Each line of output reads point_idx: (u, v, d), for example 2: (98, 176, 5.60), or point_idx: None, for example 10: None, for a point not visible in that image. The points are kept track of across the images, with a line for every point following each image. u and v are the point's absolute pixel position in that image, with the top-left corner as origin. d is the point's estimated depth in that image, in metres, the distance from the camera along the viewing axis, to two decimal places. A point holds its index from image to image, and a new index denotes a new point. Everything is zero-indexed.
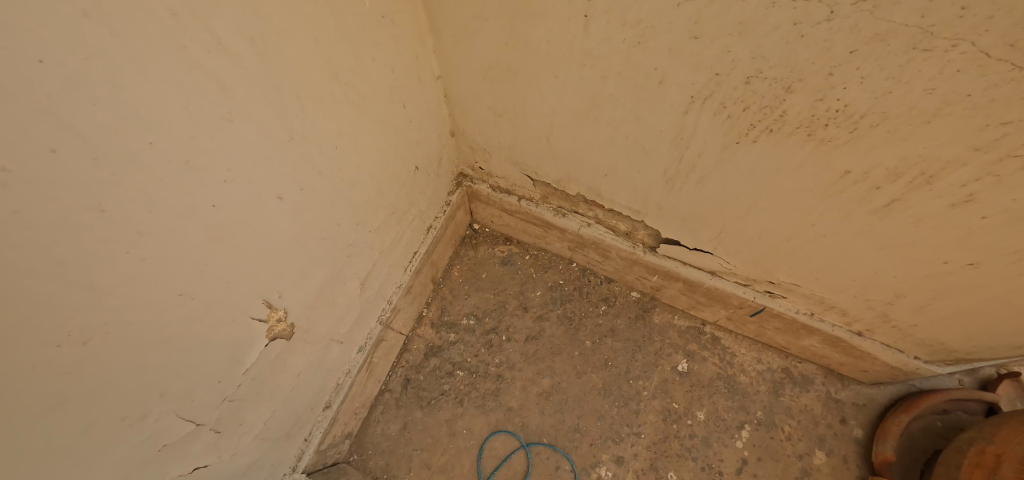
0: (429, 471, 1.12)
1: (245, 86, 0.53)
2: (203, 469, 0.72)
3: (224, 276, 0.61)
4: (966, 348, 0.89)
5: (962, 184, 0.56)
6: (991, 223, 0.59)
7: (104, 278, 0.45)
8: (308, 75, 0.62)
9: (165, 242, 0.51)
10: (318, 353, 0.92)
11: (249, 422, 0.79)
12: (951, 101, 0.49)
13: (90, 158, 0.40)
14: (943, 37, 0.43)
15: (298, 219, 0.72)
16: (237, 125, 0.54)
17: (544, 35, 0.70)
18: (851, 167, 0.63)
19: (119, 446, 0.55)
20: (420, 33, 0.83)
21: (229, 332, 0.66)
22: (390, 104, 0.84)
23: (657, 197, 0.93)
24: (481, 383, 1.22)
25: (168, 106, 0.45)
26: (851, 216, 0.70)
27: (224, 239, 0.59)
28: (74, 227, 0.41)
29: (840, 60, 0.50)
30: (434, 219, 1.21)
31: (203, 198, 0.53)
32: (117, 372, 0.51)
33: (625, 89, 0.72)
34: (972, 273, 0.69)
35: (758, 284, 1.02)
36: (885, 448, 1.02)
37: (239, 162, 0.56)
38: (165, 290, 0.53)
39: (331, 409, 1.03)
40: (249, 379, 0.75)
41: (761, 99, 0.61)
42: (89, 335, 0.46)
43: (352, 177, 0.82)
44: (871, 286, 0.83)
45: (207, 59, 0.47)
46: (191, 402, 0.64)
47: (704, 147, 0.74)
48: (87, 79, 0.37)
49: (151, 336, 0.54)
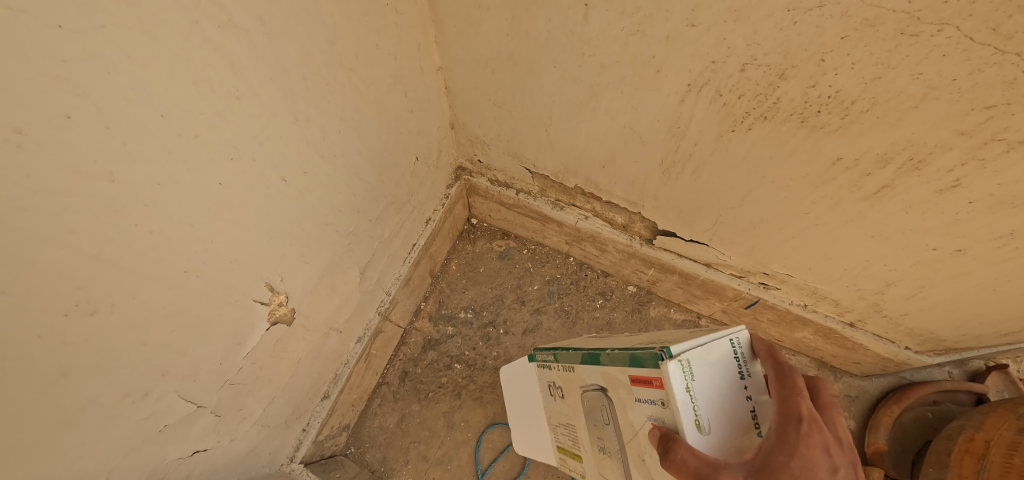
0: (426, 463, 1.12)
1: (253, 65, 0.54)
2: (202, 453, 0.71)
3: (228, 256, 0.62)
4: (954, 336, 0.91)
5: (948, 169, 0.58)
6: (977, 208, 0.61)
7: (110, 248, 0.46)
8: (314, 58, 0.63)
9: (172, 218, 0.51)
10: (318, 340, 0.92)
11: (248, 406, 0.79)
12: (938, 86, 0.50)
13: (102, 126, 0.41)
14: (929, 22, 0.46)
15: (300, 203, 0.72)
16: (244, 104, 0.55)
17: (545, 24, 0.72)
18: (841, 154, 0.64)
19: (121, 423, 0.54)
20: (422, 22, 0.85)
21: (231, 313, 0.66)
22: (393, 92, 0.86)
23: (653, 188, 0.95)
24: (479, 376, 1.22)
25: (179, 80, 0.46)
26: (843, 204, 0.72)
27: (229, 217, 0.59)
28: (84, 195, 0.42)
29: (831, 46, 0.53)
30: (433, 211, 1.22)
31: (209, 174, 0.54)
32: (122, 346, 0.51)
33: (623, 78, 0.74)
34: (959, 260, 0.71)
35: (753, 275, 1.04)
36: (878, 439, 1.04)
37: (244, 141, 0.57)
38: (169, 266, 0.53)
39: (329, 399, 1.03)
40: (250, 364, 0.75)
41: (756, 87, 0.63)
42: (96, 305, 0.47)
43: (354, 163, 0.83)
44: (862, 275, 0.85)
45: (218, 35, 0.48)
46: (193, 383, 0.64)
47: (701, 136, 0.76)
48: (102, 48, 0.38)
49: (156, 312, 0.54)
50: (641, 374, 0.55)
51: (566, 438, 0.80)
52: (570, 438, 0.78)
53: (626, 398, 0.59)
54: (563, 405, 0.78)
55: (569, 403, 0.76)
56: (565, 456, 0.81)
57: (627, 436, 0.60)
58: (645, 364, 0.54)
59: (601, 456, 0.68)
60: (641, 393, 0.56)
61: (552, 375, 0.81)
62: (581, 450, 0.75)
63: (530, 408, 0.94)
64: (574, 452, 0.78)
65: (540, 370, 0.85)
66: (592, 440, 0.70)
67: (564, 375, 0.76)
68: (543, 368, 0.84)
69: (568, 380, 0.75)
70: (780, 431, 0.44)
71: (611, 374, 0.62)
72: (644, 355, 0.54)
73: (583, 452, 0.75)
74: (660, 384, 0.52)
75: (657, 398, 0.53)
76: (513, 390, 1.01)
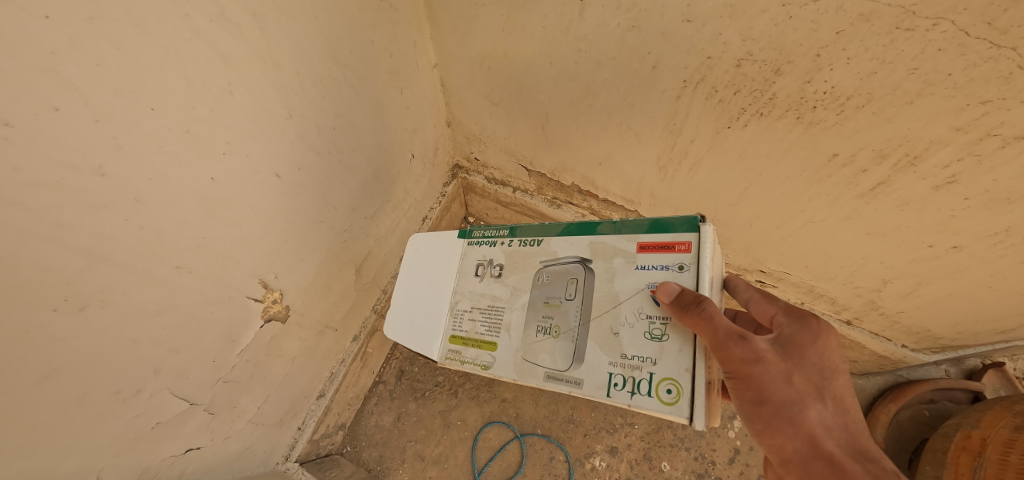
0: (423, 462, 1.11)
1: (246, 60, 0.54)
2: (196, 451, 0.71)
3: (222, 252, 0.61)
4: (951, 334, 0.91)
5: (945, 165, 0.58)
6: (973, 204, 0.61)
7: (100, 243, 0.45)
8: (308, 53, 0.64)
9: (163, 213, 0.51)
10: (313, 338, 0.91)
11: (243, 405, 0.78)
12: (934, 81, 0.50)
13: (91, 119, 0.40)
14: (924, 16, 0.45)
15: (295, 200, 0.72)
16: (237, 98, 0.54)
17: (540, 20, 0.73)
18: (837, 150, 0.64)
19: (113, 421, 0.54)
20: (417, 19, 0.87)
21: (225, 311, 0.66)
22: (388, 89, 0.86)
23: (650, 185, 0.94)
24: (475, 374, 1.22)
25: (169, 73, 0.46)
26: (839, 201, 0.72)
27: (222, 213, 0.59)
28: (73, 189, 0.41)
29: (827, 41, 0.52)
30: (430, 210, 1.22)
31: (201, 169, 0.53)
32: (113, 342, 0.50)
33: (619, 75, 0.74)
34: (956, 257, 0.71)
35: (749, 274, 1.04)
36: (875, 437, 1.05)
37: (237, 135, 0.56)
38: (161, 262, 0.53)
39: (324, 397, 1.02)
40: (244, 361, 0.74)
41: (752, 82, 0.63)
42: (85, 301, 0.46)
43: (349, 161, 0.82)
44: (858, 273, 0.85)
45: (209, 28, 0.48)
46: (186, 380, 0.63)
47: (697, 132, 0.76)
48: (91, 40, 0.38)
49: (148, 309, 0.53)
50: (660, 239, 0.60)
51: (476, 326, 0.71)
52: (488, 324, 0.70)
53: (622, 266, 0.62)
54: (495, 287, 0.72)
55: (508, 283, 0.71)
56: (462, 346, 0.71)
57: (603, 309, 0.61)
58: (670, 230, 0.60)
59: (540, 338, 0.64)
60: (649, 259, 0.60)
61: (493, 253, 0.75)
62: (502, 333, 0.68)
63: (431, 290, 0.79)
64: (484, 341, 0.69)
65: (468, 249, 0.78)
66: (534, 320, 0.66)
67: (517, 251, 0.73)
68: (480, 247, 0.77)
69: (522, 258, 0.71)
70: (800, 320, 0.56)
71: (606, 243, 0.64)
72: (675, 221, 0.60)
73: (503, 337, 0.68)
74: (685, 247, 0.58)
75: (673, 262, 0.58)
76: (419, 266, 0.82)
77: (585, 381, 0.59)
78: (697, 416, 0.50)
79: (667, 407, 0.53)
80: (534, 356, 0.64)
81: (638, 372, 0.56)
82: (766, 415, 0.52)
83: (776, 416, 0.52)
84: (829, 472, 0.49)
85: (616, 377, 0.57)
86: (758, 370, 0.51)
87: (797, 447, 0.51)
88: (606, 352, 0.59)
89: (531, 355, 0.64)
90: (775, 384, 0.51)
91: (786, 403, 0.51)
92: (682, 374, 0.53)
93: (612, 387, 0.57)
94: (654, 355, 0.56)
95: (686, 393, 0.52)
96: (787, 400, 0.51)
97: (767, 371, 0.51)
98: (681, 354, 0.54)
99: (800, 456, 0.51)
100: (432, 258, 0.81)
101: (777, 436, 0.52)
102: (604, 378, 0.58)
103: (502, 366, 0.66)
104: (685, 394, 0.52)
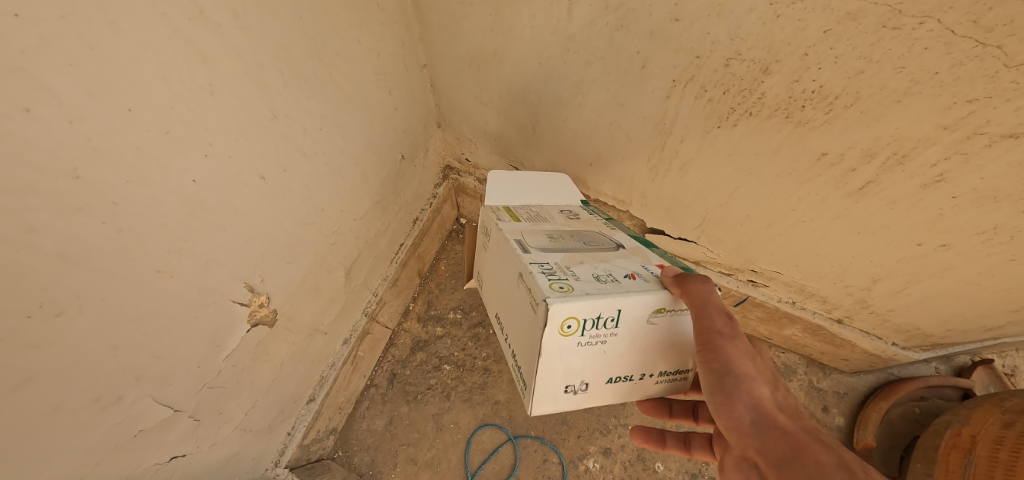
0: (415, 466, 1.08)
1: (228, 59, 0.53)
2: (181, 458, 0.69)
3: (205, 256, 0.59)
4: (941, 332, 0.92)
5: (932, 164, 0.58)
6: (960, 203, 0.61)
7: (78, 247, 0.44)
8: (293, 54, 0.64)
9: (143, 216, 0.49)
10: (302, 342, 0.90)
11: (229, 411, 0.76)
12: (920, 80, 0.51)
13: (65, 121, 0.39)
14: (911, 15, 0.46)
15: (279, 202, 0.71)
16: (218, 99, 0.53)
17: (528, 20, 0.74)
18: (826, 149, 0.64)
19: (93, 429, 0.52)
20: (406, 20, 0.88)
21: (210, 315, 0.64)
22: (377, 89, 0.86)
23: (641, 186, 0.94)
24: (468, 376, 1.22)
25: (147, 72, 0.45)
26: (829, 200, 0.72)
27: (204, 214, 0.57)
28: (49, 191, 0.40)
29: (814, 40, 0.53)
30: (421, 211, 1.22)
31: (182, 170, 0.52)
32: (91, 349, 0.49)
33: (607, 74, 0.74)
34: (944, 255, 0.71)
35: (741, 273, 1.03)
36: (866, 435, 1.04)
37: (218, 136, 0.55)
38: (141, 265, 0.51)
39: (314, 402, 1.01)
40: (230, 366, 0.73)
41: (740, 82, 0.63)
42: (62, 306, 0.45)
43: (337, 162, 0.82)
44: (849, 272, 0.85)
45: (188, 28, 0.48)
46: (170, 387, 0.61)
47: (687, 132, 0.75)
48: (62, 41, 0.38)
49: (127, 314, 0.51)
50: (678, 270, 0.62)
51: (525, 212, 0.77)
52: (532, 217, 0.76)
53: (635, 259, 0.64)
54: (563, 219, 0.78)
55: (573, 223, 0.77)
56: (504, 211, 0.78)
57: (594, 255, 0.63)
58: None
59: (542, 234, 0.69)
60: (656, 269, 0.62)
61: (584, 214, 0.81)
62: (529, 222, 0.74)
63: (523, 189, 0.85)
64: (516, 215, 0.75)
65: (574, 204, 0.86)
66: (555, 234, 0.70)
67: (597, 223, 0.78)
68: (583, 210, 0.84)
69: (594, 225, 0.77)
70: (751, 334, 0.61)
71: (647, 251, 0.67)
72: None
73: (527, 221, 0.74)
74: None
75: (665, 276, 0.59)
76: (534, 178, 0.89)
77: (530, 253, 0.62)
78: (558, 299, 0.51)
79: (546, 286, 0.53)
80: (527, 233, 0.69)
81: (563, 273, 0.57)
82: (729, 388, 0.50)
83: (737, 386, 0.50)
84: (784, 441, 0.45)
85: (547, 265, 0.59)
86: (730, 342, 0.51)
87: (752, 419, 0.48)
88: (562, 259, 0.61)
89: (526, 231, 0.70)
90: (743, 359, 0.51)
91: (747, 375, 0.50)
92: (584, 290, 0.53)
93: (536, 264, 0.59)
94: (584, 278, 0.56)
95: (566, 295, 0.52)
96: (750, 375, 0.50)
97: (738, 347, 0.51)
98: (598, 288, 0.54)
99: (756, 428, 0.47)
100: (544, 185, 0.89)
101: (734, 408, 0.49)
102: (542, 260, 0.60)
103: (502, 222, 0.71)
104: (566, 294, 0.52)
